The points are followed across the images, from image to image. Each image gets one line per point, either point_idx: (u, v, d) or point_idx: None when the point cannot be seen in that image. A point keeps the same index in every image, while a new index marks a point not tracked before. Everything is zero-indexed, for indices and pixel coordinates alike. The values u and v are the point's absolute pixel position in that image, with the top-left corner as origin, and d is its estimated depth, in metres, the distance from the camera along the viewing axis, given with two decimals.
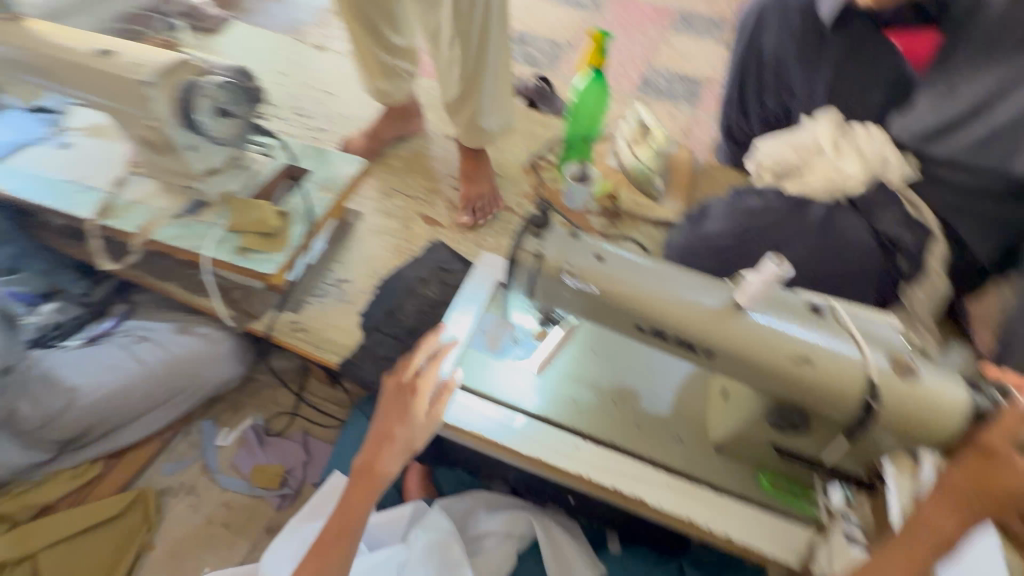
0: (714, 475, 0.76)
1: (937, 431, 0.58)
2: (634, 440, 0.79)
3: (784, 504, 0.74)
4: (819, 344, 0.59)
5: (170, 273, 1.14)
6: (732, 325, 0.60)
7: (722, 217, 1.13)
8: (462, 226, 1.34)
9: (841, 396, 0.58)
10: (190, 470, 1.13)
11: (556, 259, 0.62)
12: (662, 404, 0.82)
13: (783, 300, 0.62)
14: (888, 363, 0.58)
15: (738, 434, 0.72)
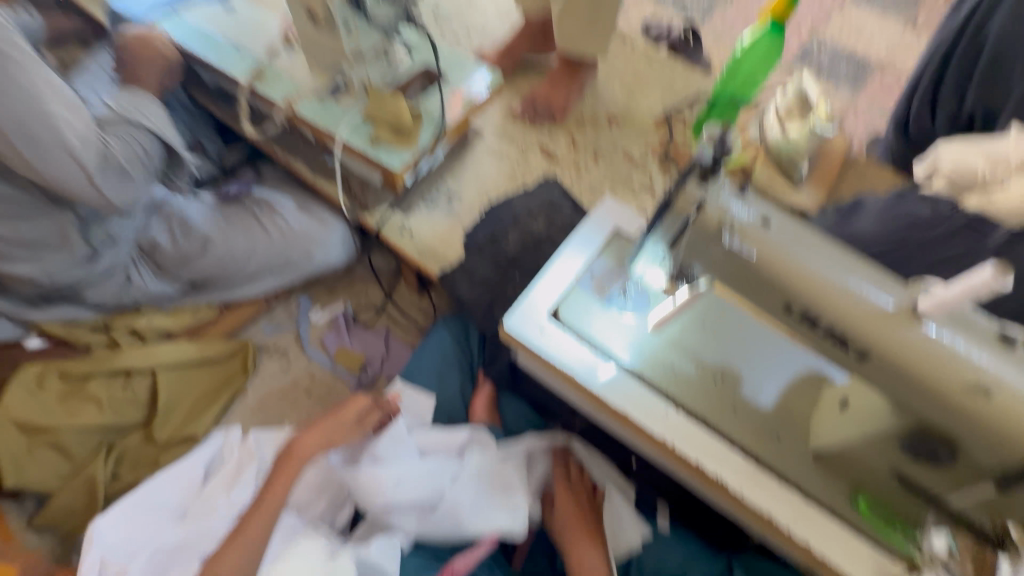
0: (806, 482, 0.71)
1: None
2: (727, 424, 0.75)
3: (877, 534, 0.68)
4: (1007, 379, 0.51)
5: (299, 150, 1.19)
6: (903, 331, 0.53)
7: (875, 219, 1.02)
8: (579, 167, 1.28)
9: (1011, 440, 0.51)
10: (285, 336, 1.23)
11: (719, 214, 0.58)
12: (765, 398, 0.77)
13: (973, 321, 0.54)
14: None
15: (852, 450, 0.66)
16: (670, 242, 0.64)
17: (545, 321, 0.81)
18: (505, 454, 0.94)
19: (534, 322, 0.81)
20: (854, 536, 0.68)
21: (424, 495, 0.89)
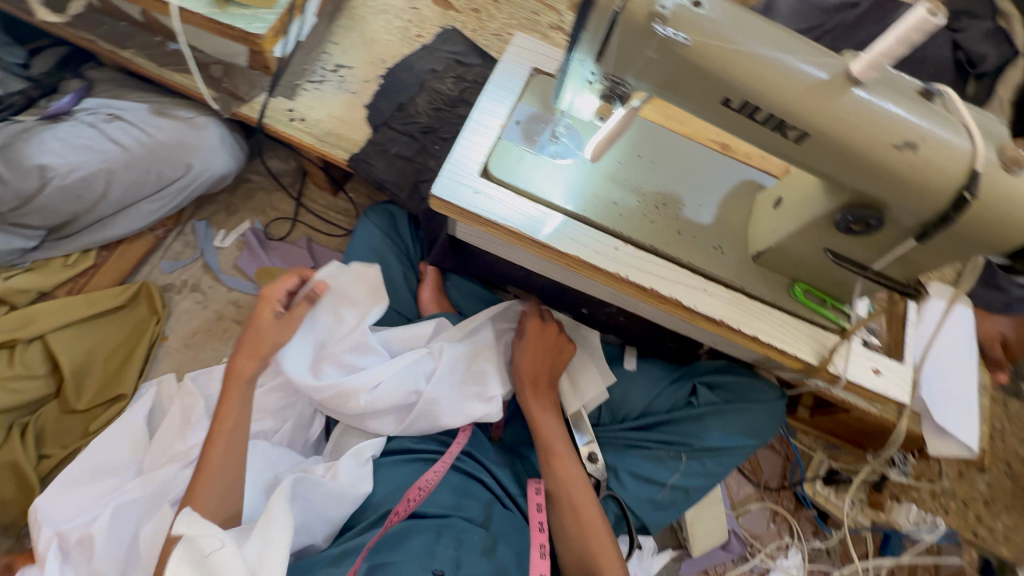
0: (750, 283, 0.75)
1: (1018, 238, 0.54)
2: (675, 247, 0.76)
3: (812, 312, 0.75)
4: (929, 129, 0.52)
5: (129, 38, 0.95)
6: (838, 100, 0.51)
7: (790, 15, 0.99)
8: (479, 12, 1.12)
9: (933, 188, 0.54)
10: (191, 270, 1.08)
11: (646, 2, 0.50)
12: (706, 214, 0.78)
13: (897, 81, 0.54)
14: (994, 156, 0.53)
15: (789, 241, 0.69)
16: (597, 53, 0.56)
17: (477, 182, 0.75)
18: (477, 343, 0.89)
19: (466, 185, 0.74)
20: (793, 319, 0.75)
21: (400, 396, 0.83)
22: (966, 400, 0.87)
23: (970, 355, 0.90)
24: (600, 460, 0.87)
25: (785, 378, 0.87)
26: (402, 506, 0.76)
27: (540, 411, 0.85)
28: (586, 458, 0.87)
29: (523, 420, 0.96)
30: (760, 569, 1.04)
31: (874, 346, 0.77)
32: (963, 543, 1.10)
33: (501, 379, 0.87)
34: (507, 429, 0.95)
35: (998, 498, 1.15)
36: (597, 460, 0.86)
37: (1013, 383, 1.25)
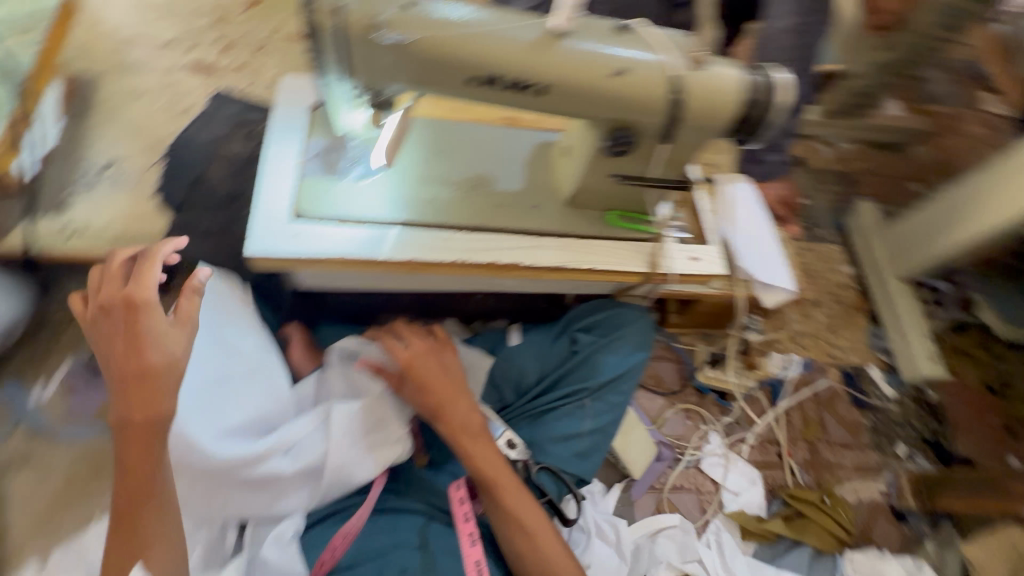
0: (572, 226, 0.85)
1: (728, 118, 0.68)
2: (498, 219, 0.83)
3: (628, 231, 0.87)
4: (630, 56, 0.64)
5: None
6: (553, 53, 0.61)
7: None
8: (247, 67, 1.10)
9: (652, 100, 0.66)
10: (14, 439, 0.93)
11: (363, 16, 0.55)
12: (515, 182, 0.87)
13: (594, 26, 0.65)
14: (685, 62, 0.66)
15: (583, 179, 0.80)
16: (344, 73, 0.60)
17: (294, 226, 0.75)
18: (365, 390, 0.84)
19: (282, 232, 0.74)
20: (615, 243, 0.87)
21: (302, 464, 0.79)
22: (768, 253, 1.06)
23: (762, 216, 1.09)
24: (518, 441, 0.88)
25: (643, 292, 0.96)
26: (326, 556, 0.76)
27: (472, 451, 0.79)
28: (504, 446, 0.87)
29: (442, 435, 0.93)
30: (693, 463, 1.16)
31: (685, 239, 0.92)
32: (826, 367, 1.33)
33: (403, 414, 0.84)
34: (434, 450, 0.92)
35: (835, 322, 1.41)
36: (517, 444, 0.87)
37: (813, 231, 1.54)
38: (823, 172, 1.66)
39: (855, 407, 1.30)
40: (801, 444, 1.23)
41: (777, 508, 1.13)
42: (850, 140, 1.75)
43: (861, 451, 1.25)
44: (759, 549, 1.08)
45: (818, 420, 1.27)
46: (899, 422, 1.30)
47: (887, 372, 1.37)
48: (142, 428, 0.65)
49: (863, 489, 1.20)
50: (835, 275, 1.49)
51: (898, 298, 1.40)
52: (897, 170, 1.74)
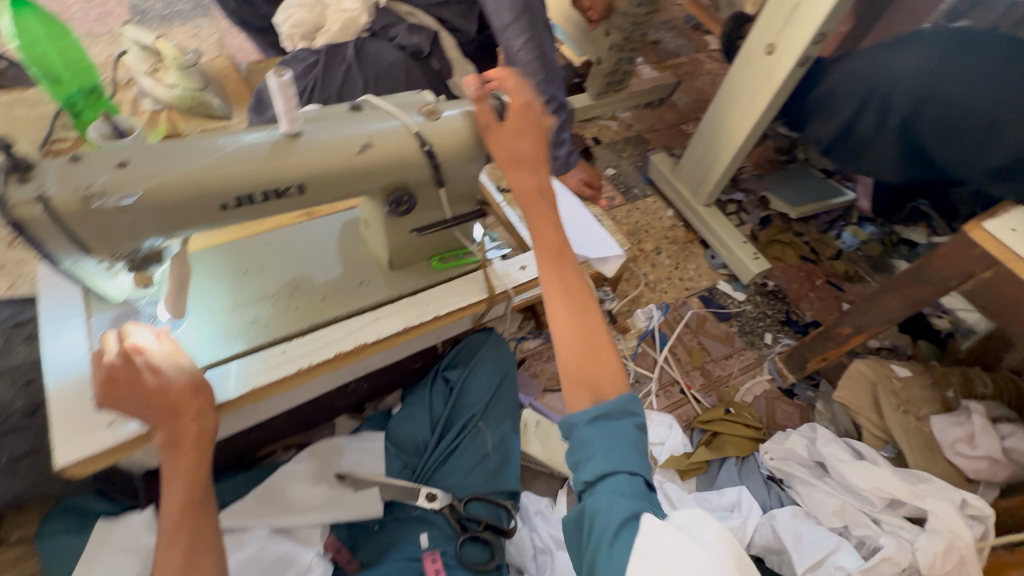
0: (402, 285, 0.89)
1: (480, 147, 0.77)
2: (330, 309, 0.84)
3: (456, 268, 0.92)
4: (369, 129, 0.69)
5: None
6: (294, 153, 0.64)
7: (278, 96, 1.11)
8: (4, 265, 0.99)
9: (407, 159, 0.71)
10: None
11: (71, 192, 0.53)
12: (334, 268, 0.88)
13: (327, 115, 0.70)
14: (421, 117, 0.72)
15: (390, 243, 0.84)
16: (82, 250, 0.57)
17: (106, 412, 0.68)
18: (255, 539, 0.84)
19: (96, 424, 0.67)
20: (449, 283, 0.92)
21: None
22: (587, 230, 1.24)
23: (573, 199, 1.30)
24: (438, 491, 0.94)
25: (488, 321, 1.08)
26: None
27: (572, 269, 0.72)
28: (426, 500, 0.93)
29: (366, 530, 0.95)
30: None
31: (511, 254, 1.00)
32: (686, 299, 1.51)
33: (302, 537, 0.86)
34: (360, 552, 0.93)
35: (679, 260, 1.61)
36: (436, 493, 0.93)
37: (629, 193, 1.77)
38: (618, 143, 1.91)
39: (721, 321, 1.49)
40: (694, 372, 1.37)
41: (700, 438, 1.24)
42: (628, 108, 2.03)
43: (742, 354, 1.43)
44: (699, 482, 1.17)
45: (699, 345, 1.42)
46: (757, 316, 1.51)
47: (732, 281, 1.58)
48: (193, 440, 0.61)
49: (756, 385, 1.37)
50: (662, 221, 1.71)
51: (710, 218, 1.62)
52: (672, 118, 2.04)
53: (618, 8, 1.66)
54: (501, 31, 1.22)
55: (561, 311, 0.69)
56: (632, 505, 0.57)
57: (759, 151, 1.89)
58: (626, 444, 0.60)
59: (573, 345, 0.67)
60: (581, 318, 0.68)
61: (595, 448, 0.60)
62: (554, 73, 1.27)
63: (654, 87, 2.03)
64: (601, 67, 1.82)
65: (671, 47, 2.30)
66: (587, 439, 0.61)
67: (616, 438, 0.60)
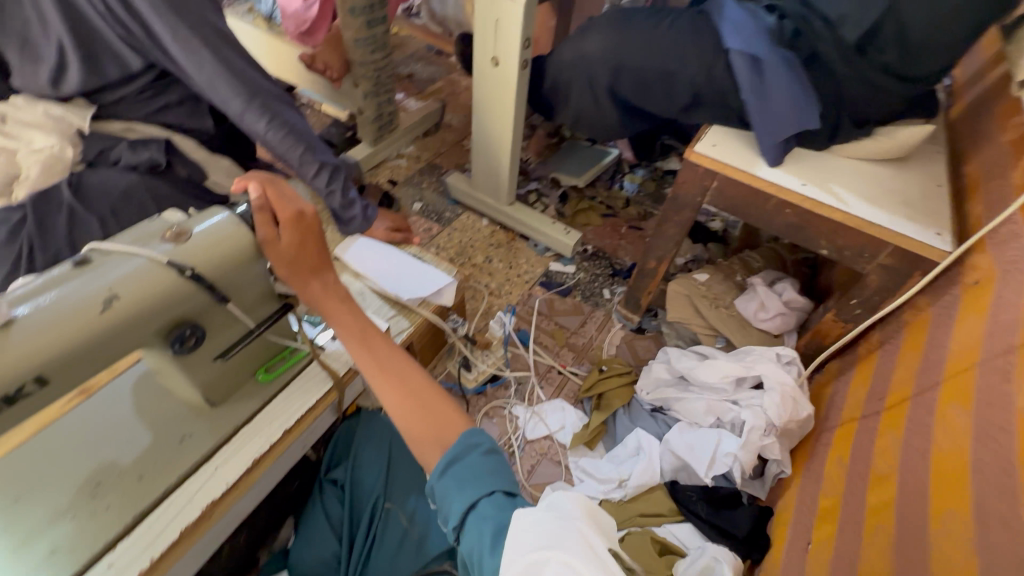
0: (234, 417, 0.80)
1: (253, 246, 0.71)
2: (153, 485, 0.72)
3: (287, 370, 0.86)
4: (107, 280, 0.60)
5: None
6: (10, 348, 0.53)
7: None
8: None
9: (170, 293, 0.64)
10: None
11: None
12: (141, 437, 0.75)
13: (41, 282, 0.58)
14: (168, 243, 0.65)
15: (195, 382, 0.74)
16: None
17: None
18: None
19: None
20: (287, 390, 0.85)
21: None
22: (410, 271, 1.25)
23: (387, 248, 1.30)
24: None
25: (353, 400, 1.03)
26: None
27: (383, 346, 0.79)
28: None
29: None
30: (523, 441, 1.29)
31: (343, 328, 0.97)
32: (531, 291, 1.62)
33: None
34: None
35: (510, 259, 1.72)
36: None
37: (443, 218, 1.83)
38: (414, 177, 1.96)
39: (566, 296, 1.63)
40: (563, 351, 1.48)
41: (590, 405, 1.34)
42: (410, 142, 2.09)
43: (593, 316, 1.58)
44: (605, 443, 1.27)
45: (557, 325, 1.54)
46: (591, 279, 1.69)
47: (560, 258, 1.74)
48: None
49: (614, 337, 1.53)
50: (482, 231, 1.80)
51: (519, 213, 1.74)
52: (453, 137, 2.16)
53: (356, 61, 1.70)
54: (239, 118, 1.10)
55: (380, 382, 0.75)
56: (496, 522, 0.60)
57: (534, 141, 2.10)
58: (485, 468, 0.65)
59: (403, 404, 0.74)
60: (404, 386, 0.76)
61: (451, 488, 0.63)
62: (315, 143, 1.19)
63: (424, 115, 2.11)
64: (365, 115, 1.85)
65: (425, 76, 2.42)
66: (445, 487, 0.64)
67: (474, 464, 0.64)
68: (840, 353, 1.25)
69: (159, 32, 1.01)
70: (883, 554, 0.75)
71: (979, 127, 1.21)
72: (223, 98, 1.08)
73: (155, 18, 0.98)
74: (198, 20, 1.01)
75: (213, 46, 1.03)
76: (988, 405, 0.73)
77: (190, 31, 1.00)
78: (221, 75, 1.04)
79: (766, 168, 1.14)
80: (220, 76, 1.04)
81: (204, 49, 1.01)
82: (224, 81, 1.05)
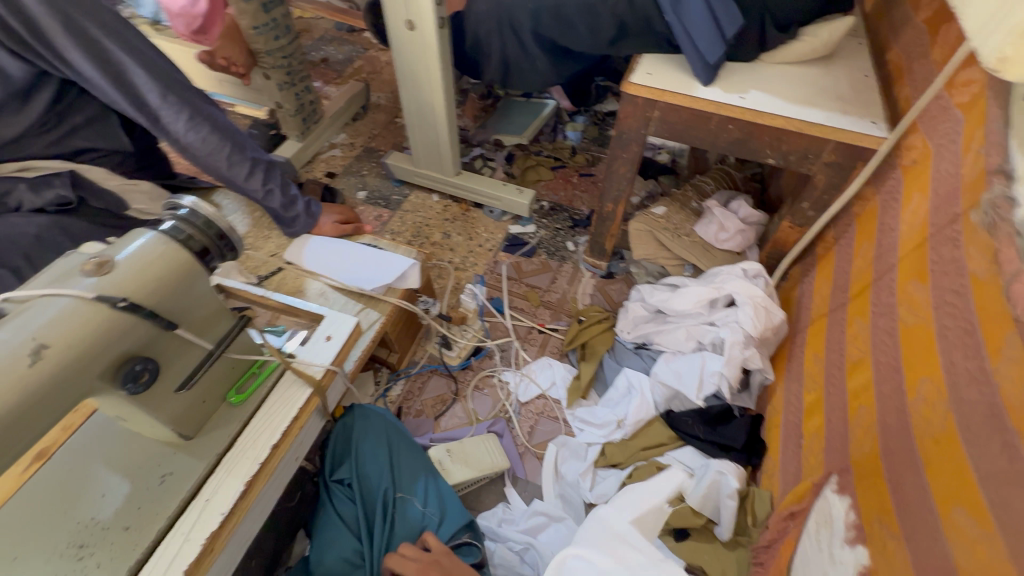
0: (215, 445, 0.75)
1: (190, 261, 0.66)
2: (144, 533, 0.67)
3: (259, 386, 0.81)
4: (32, 329, 0.54)
5: None
6: None
7: None
8: None
9: (107, 329, 0.58)
10: None
11: None
12: (118, 487, 0.70)
13: None
14: (91, 276, 0.59)
15: (162, 418, 0.69)
16: None
17: None
18: None
19: None
20: (265, 406, 0.81)
21: None
22: (364, 259, 1.20)
23: (338, 242, 1.24)
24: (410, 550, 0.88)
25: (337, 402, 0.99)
26: None
27: None
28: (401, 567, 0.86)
29: None
30: (518, 405, 1.29)
31: (311, 331, 0.93)
32: (496, 257, 1.60)
33: None
34: None
35: (468, 231, 1.69)
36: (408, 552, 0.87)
37: (392, 202, 1.77)
38: (352, 166, 1.87)
39: (532, 255, 1.61)
40: (540, 310, 1.47)
41: (576, 357, 1.35)
42: (340, 130, 1.98)
43: (562, 270, 1.58)
44: (598, 390, 1.29)
45: (529, 286, 1.53)
46: (553, 234, 1.67)
47: (518, 220, 1.71)
48: None
49: (586, 286, 1.53)
50: (434, 208, 1.75)
51: (467, 182, 1.69)
52: (384, 117, 2.06)
53: (261, 51, 1.58)
54: (154, 119, 1.02)
55: None
56: None
57: (468, 106, 2.03)
58: None
59: None
60: None
61: None
62: (244, 140, 1.12)
63: (349, 99, 2.00)
64: (285, 109, 1.73)
65: (340, 57, 2.29)
66: None
67: None
68: (800, 258, 1.29)
69: (47, 32, 0.90)
70: (870, 431, 0.80)
71: (893, 14, 1.24)
72: (137, 92, 0.99)
73: (40, 10, 0.87)
74: (96, 10, 0.92)
75: (119, 34, 0.94)
76: (943, 273, 0.77)
77: (87, 20, 0.90)
78: (132, 66, 0.95)
79: (702, 88, 1.12)
80: (131, 66, 0.95)
81: (107, 39, 0.93)
82: (137, 73, 0.96)
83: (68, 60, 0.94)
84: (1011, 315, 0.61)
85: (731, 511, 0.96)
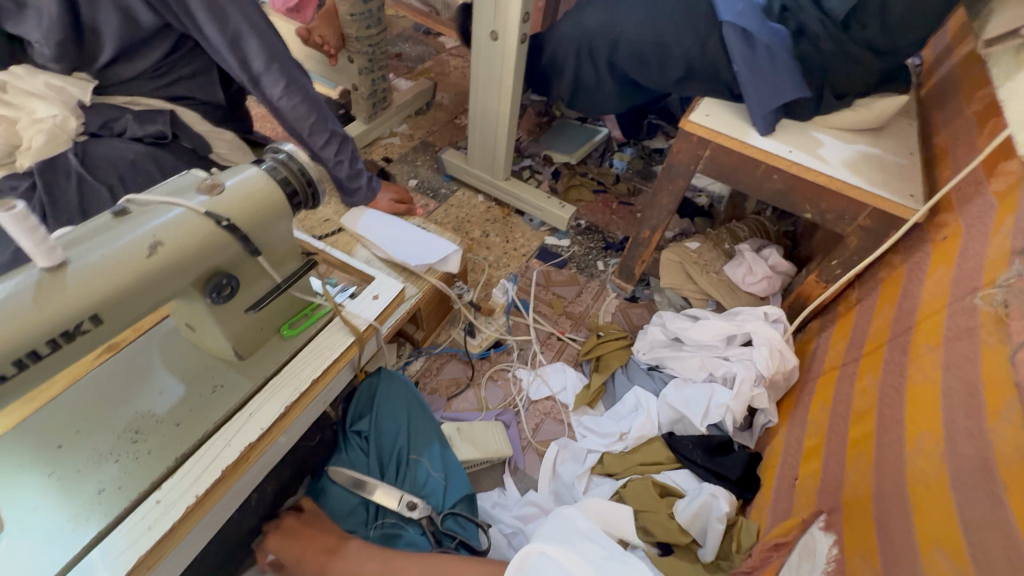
0: (264, 368, 0.83)
1: (282, 199, 0.75)
2: (190, 432, 0.74)
3: (310, 327, 0.89)
4: (150, 228, 0.62)
5: None
6: (69, 289, 0.56)
7: None
8: None
9: (207, 241, 0.66)
10: None
11: None
12: (176, 386, 0.78)
13: (87, 229, 0.61)
14: (203, 195, 0.68)
15: (227, 333, 0.76)
16: None
17: None
18: None
19: None
20: (311, 344, 0.88)
21: None
22: (410, 240, 1.28)
23: (390, 218, 1.33)
24: (417, 500, 0.95)
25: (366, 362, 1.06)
26: None
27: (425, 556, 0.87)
28: (408, 508, 0.93)
29: None
30: (527, 401, 1.34)
31: (359, 289, 1.00)
32: (528, 262, 1.68)
33: None
34: None
35: (506, 233, 1.77)
36: (416, 502, 0.94)
37: (439, 195, 1.86)
38: (408, 155, 1.97)
39: (562, 267, 1.69)
40: (561, 319, 1.54)
41: (589, 367, 1.41)
42: (402, 121, 2.10)
43: (589, 286, 1.65)
44: (606, 403, 1.34)
45: (555, 294, 1.60)
46: (586, 250, 1.75)
47: (555, 232, 1.79)
48: None
49: (609, 305, 1.59)
50: (478, 207, 1.84)
51: (514, 188, 1.78)
52: (445, 116, 2.18)
53: (350, 37, 1.70)
54: (255, 81, 1.12)
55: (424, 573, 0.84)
56: None
57: (526, 120, 2.14)
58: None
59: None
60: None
61: None
62: (328, 109, 1.21)
63: (417, 94, 2.12)
64: (359, 92, 1.85)
65: (414, 56, 2.43)
66: None
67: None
68: (821, 313, 1.34)
69: None
70: (866, 476, 0.84)
71: (947, 102, 1.31)
72: (245, 58, 1.08)
73: None
74: None
75: (241, 5, 1.03)
76: (957, 340, 0.81)
77: None
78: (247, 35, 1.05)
79: (757, 136, 1.20)
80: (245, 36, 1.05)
81: (231, 9, 1.03)
82: (249, 41, 1.06)
83: (194, 20, 1.05)
84: (1014, 381, 0.66)
85: (718, 534, 0.99)
